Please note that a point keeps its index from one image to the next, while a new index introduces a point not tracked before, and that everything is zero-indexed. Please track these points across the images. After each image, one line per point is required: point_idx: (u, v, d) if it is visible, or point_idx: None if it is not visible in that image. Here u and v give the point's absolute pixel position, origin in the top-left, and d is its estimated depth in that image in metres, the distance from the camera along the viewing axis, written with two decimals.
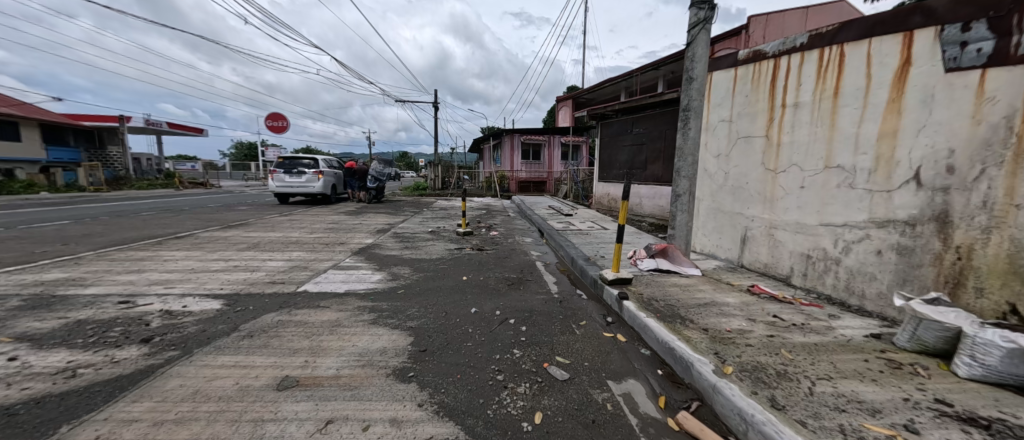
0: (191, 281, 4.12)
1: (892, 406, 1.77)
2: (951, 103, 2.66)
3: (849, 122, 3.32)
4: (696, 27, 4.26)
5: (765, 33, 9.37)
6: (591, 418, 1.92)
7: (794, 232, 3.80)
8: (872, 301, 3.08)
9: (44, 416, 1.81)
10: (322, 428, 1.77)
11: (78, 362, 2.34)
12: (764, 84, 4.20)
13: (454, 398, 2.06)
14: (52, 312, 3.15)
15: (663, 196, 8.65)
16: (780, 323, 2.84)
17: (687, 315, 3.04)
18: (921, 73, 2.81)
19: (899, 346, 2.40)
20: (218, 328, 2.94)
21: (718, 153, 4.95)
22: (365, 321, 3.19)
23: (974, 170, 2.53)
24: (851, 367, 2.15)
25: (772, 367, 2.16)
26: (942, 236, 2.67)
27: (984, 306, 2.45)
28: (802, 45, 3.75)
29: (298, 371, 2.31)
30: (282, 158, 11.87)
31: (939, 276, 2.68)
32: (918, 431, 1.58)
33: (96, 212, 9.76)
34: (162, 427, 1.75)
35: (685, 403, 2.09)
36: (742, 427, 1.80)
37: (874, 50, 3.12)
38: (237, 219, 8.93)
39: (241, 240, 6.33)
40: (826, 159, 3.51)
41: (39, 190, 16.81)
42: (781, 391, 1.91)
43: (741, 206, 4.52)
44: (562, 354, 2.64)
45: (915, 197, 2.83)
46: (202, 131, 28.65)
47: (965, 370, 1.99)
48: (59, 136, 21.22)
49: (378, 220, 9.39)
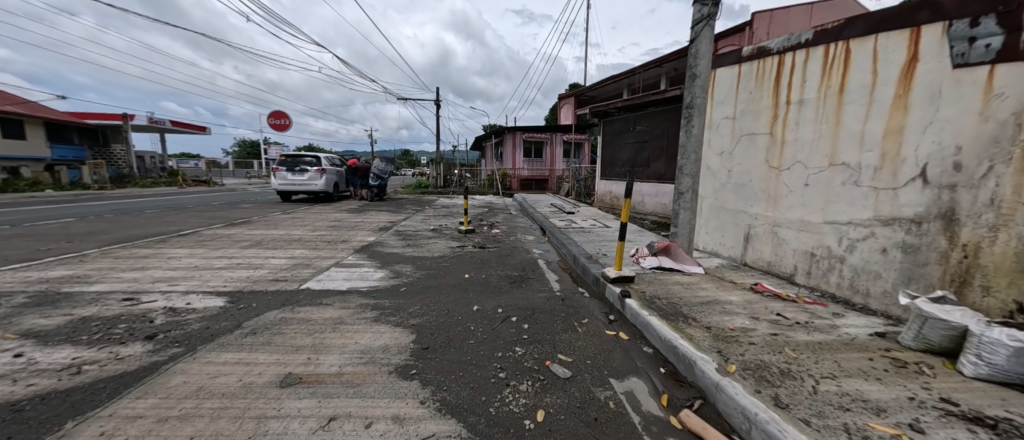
0: (195, 278, 4.15)
1: (897, 405, 1.75)
2: (958, 100, 2.63)
3: (854, 120, 3.30)
4: (700, 23, 4.23)
5: (768, 29, 9.33)
6: (593, 416, 1.91)
7: (798, 231, 3.78)
8: (876, 299, 3.07)
9: (49, 412, 1.82)
10: (325, 425, 1.78)
11: (84, 359, 2.36)
12: (768, 81, 4.17)
13: (455, 396, 2.06)
14: (57, 309, 3.17)
15: (665, 194, 8.60)
16: (783, 322, 2.83)
17: (690, 313, 3.03)
18: (928, 69, 2.78)
19: (904, 345, 2.38)
20: (221, 325, 2.95)
21: (721, 151, 4.92)
22: (367, 318, 3.20)
23: (981, 167, 2.50)
24: (855, 365, 2.14)
25: (775, 366, 2.15)
26: (948, 234, 2.65)
27: (990, 305, 2.43)
28: (806, 41, 3.71)
29: (301, 368, 2.32)
30: (285, 155, 11.93)
31: (944, 274, 2.66)
32: (924, 431, 1.57)
33: (100, 209, 9.85)
34: (166, 424, 1.76)
35: (687, 401, 2.09)
36: (745, 425, 1.79)
37: (880, 47, 3.09)
38: (239, 216, 8.97)
39: (243, 238, 6.35)
40: (831, 157, 3.49)
41: (43, 187, 17.00)
42: (784, 390, 1.90)
43: (745, 204, 4.49)
44: (563, 352, 2.64)
45: (921, 195, 2.80)
46: (203, 128, 28.61)
47: (970, 369, 1.97)
48: (63, 134, 21.34)
49: (381, 218, 9.44)
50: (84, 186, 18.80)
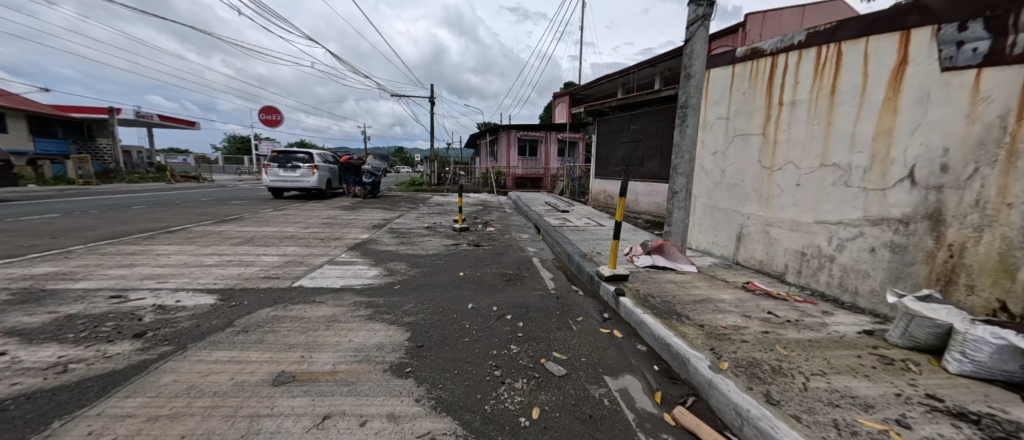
0: (184, 275, 4.08)
1: (884, 401, 1.79)
2: (946, 102, 2.67)
3: (845, 121, 3.34)
4: (695, 23, 4.24)
5: (762, 30, 9.39)
6: (588, 413, 1.93)
7: (789, 230, 3.84)
8: (864, 297, 3.13)
9: (36, 411, 1.78)
10: (319, 423, 1.76)
11: (70, 357, 2.31)
12: (762, 82, 4.21)
13: (451, 393, 2.06)
14: (42, 306, 3.12)
15: (659, 193, 8.67)
16: (775, 320, 2.87)
17: (683, 311, 3.06)
18: (918, 72, 2.83)
19: (892, 342, 2.42)
20: (212, 323, 2.91)
21: (715, 150, 4.96)
22: (362, 316, 3.18)
23: (968, 169, 2.55)
24: (843, 362, 2.18)
25: (767, 363, 2.19)
26: (936, 234, 2.70)
27: (975, 304, 2.49)
28: (799, 43, 3.75)
29: (294, 367, 2.29)
30: (276, 151, 11.66)
31: (931, 273, 2.72)
32: (910, 426, 1.61)
33: (85, 205, 9.64)
34: (157, 422, 1.74)
35: (681, 397, 2.11)
36: (737, 421, 1.82)
37: (872, 49, 3.14)
38: (230, 213, 8.86)
39: (234, 235, 6.26)
40: (822, 158, 3.53)
41: (28, 182, 16.60)
42: (776, 387, 1.93)
43: (738, 203, 4.53)
44: (559, 349, 2.65)
45: (909, 195, 2.85)
46: (192, 123, 28.24)
47: (955, 366, 2.02)
48: (47, 128, 20.86)
49: (376, 215, 9.41)
50: (69, 181, 18.32)
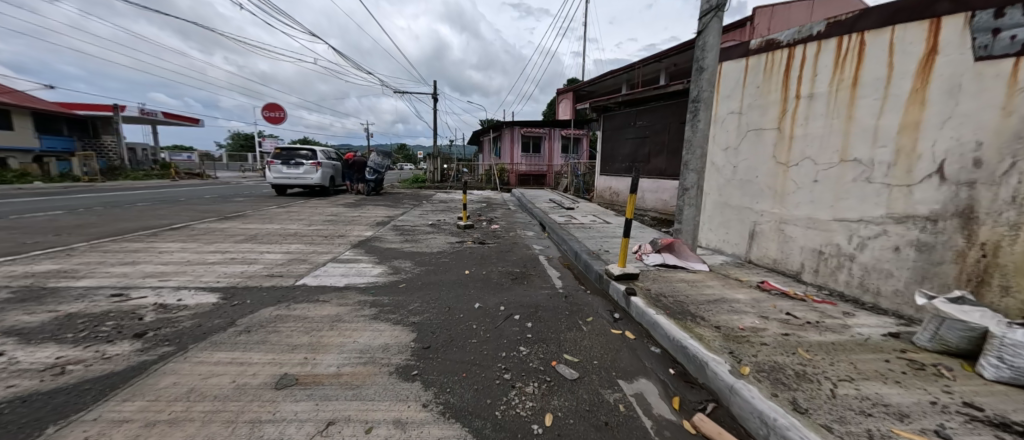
0: (187, 273, 4.02)
1: (919, 410, 1.69)
2: (980, 93, 2.55)
3: (868, 114, 3.21)
4: (707, 15, 4.09)
5: (769, 25, 9.28)
6: (604, 420, 1.84)
7: (805, 228, 3.72)
8: (887, 298, 3.01)
9: (31, 416, 1.71)
10: (323, 429, 1.69)
11: (67, 358, 2.24)
12: (777, 74, 4.08)
13: (459, 398, 1.98)
14: (41, 305, 3.05)
15: (666, 190, 8.53)
16: (794, 321, 2.76)
17: (698, 312, 2.95)
18: (948, 62, 2.70)
19: (920, 345, 2.31)
20: (214, 323, 2.85)
21: (727, 146, 4.84)
22: (366, 316, 3.10)
23: (1003, 164, 2.43)
24: (872, 368, 2.07)
25: (790, 368, 2.09)
26: (967, 232, 2.58)
27: (1009, 306, 2.37)
28: (818, 34, 3.62)
29: (298, 369, 2.22)
30: (281, 148, 11.62)
31: (961, 273, 2.60)
32: (951, 438, 1.51)
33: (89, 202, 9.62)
34: (154, 428, 1.66)
35: (700, 404, 2.01)
36: (762, 430, 1.73)
37: (897, 39, 3.00)
38: (234, 210, 8.80)
39: (236, 233, 6.18)
40: (842, 153, 3.41)
41: (33, 180, 16.50)
42: (803, 394, 1.83)
43: (750, 200, 4.42)
44: (570, 351, 2.56)
45: (938, 191, 2.73)
46: (195, 121, 28.28)
47: (991, 372, 1.91)
48: (51, 126, 20.91)
49: (379, 213, 9.32)
50: (74, 178, 18.36)
